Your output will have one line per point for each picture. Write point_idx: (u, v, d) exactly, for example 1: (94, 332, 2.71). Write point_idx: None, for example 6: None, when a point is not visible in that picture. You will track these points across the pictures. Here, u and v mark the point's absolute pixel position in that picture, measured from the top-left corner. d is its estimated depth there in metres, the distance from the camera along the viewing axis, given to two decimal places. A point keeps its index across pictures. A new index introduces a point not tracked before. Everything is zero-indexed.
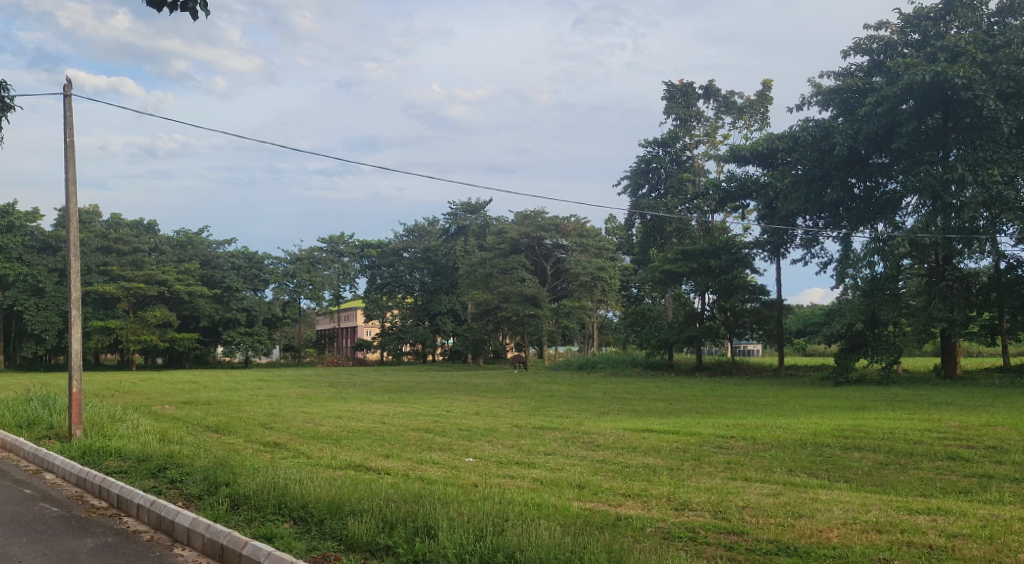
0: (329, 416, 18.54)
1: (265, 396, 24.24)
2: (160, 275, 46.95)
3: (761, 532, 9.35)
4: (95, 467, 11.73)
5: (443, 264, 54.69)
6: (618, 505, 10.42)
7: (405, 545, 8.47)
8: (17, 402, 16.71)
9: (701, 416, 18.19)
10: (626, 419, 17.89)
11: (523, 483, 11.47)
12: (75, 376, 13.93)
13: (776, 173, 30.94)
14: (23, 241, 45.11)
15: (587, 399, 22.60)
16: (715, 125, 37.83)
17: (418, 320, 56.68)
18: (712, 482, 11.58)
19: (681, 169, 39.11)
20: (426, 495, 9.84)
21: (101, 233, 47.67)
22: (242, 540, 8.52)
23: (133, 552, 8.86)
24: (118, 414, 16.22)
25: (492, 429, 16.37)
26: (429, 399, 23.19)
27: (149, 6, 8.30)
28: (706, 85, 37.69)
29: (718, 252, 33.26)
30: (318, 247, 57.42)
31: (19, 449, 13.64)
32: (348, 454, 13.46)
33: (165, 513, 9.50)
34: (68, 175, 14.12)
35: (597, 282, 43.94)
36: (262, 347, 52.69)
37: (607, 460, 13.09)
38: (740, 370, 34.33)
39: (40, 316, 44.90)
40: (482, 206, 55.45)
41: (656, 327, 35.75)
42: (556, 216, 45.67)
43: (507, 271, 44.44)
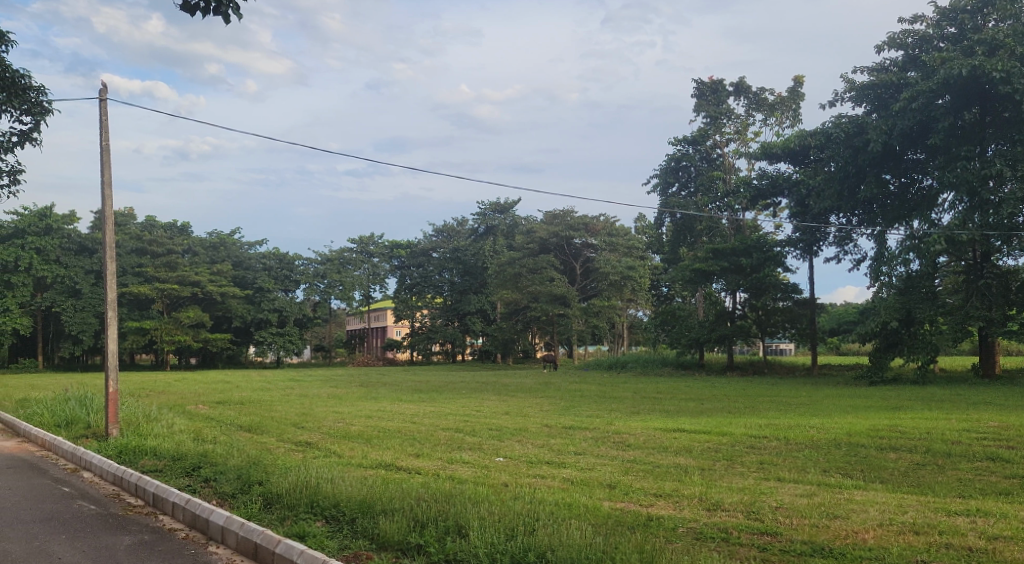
0: (359, 416, 18.60)
1: (296, 395, 24.44)
2: (193, 275, 47.70)
3: (795, 533, 9.26)
4: (131, 467, 11.86)
5: (472, 264, 54.75)
6: (649, 505, 10.37)
7: (436, 544, 8.48)
8: (55, 402, 17.00)
9: (733, 416, 18.02)
10: (657, 419, 17.77)
11: (553, 483, 11.45)
12: (110, 376, 14.10)
13: (809, 170, 30.58)
14: (60, 244, 45.90)
15: (617, 399, 22.49)
16: (746, 123, 37.52)
17: (447, 320, 56.85)
18: (745, 482, 11.50)
19: (712, 167, 38.88)
20: (457, 495, 9.85)
21: (136, 234, 48.32)
22: (275, 538, 8.59)
23: (169, 550, 8.96)
24: (153, 414, 16.41)
25: (522, 429, 16.32)
26: (459, 398, 23.21)
27: (182, 11, 8.39)
28: (736, 82, 37.38)
29: (749, 251, 33.00)
30: (348, 248, 57.75)
31: (57, 448, 13.84)
32: (379, 454, 13.47)
33: (200, 511, 9.61)
34: (104, 177, 14.32)
35: (627, 282, 43.70)
36: (294, 347, 53.12)
37: (638, 460, 13.02)
38: (772, 369, 34.00)
39: (77, 317, 45.63)
40: (511, 206, 55.36)
41: (686, 326, 35.49)
42: (585, 215, 45.62)
43: (536, 271, 44.47)
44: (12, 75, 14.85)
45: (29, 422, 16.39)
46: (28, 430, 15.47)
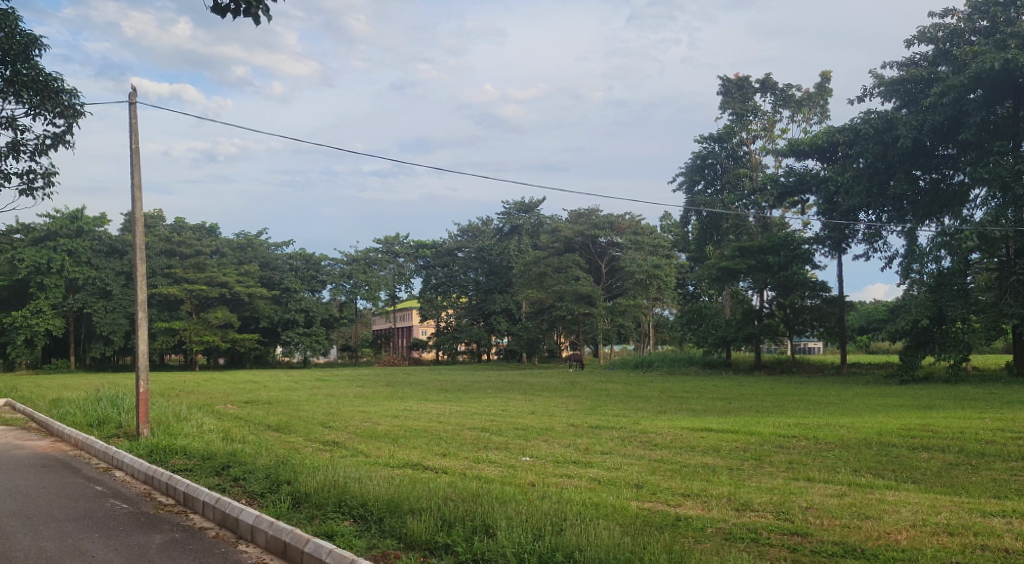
0: (386, 416, 18.66)
1: (324, 396, 24.52)
2: (221, 277, 48.22)
3: (826, 534, 9.16)
4: (162, 466, 12.00)
5: (498, 264, 54.74)
6: (677, 505, 10.31)
7: (463, 544, 8.48)
8: (88, 402, 17.25)
9: (761, 415, 17.79)
10: (685, 418, 17.65)
11: (580, 483, 11.41)
12: (141, 376, 14.26)
13: (837, 167, 30.26)
14: (91, 246, 46.49)
15: (643, 399, 22.20)
16: (773, 120, 37.20)
17: (473, 320, 56.90)
18: (774, 482, 11.41)
19: (738, 164, 38.65)
20: (484, 495, 9.85)
21: (165, 236, 48.87)
22: (304, 537, 8.64)
23: (200, 548, 9.04)
24: (183, 414, 16.57)
25: (548, 429, 16.26)
26: (485, 399, 23.05)
27: (212, 13, 8.45)
28: (762, 79, 37.08)
29: (776, 249, 32.70)
30: (373, 248, 57.96)
31: (90, 448, 14.01)
32: (406, 453, 13.49)
33: (230, 509, 9.68)
34: (134, 180, 14.48)
35: (653, 281, 43.33)
36: (321, 348, 53.44)
37: (665, 460, 12.93)
38: (800, 368, 33.68)
39: (108, 318, 46.26)
40: (536, 205, 55.21)
41: (713, 325, 35.22)
42: (610, 214, 45.42)
43: (561, 270, 44.45)
44: (46, 77, 15.01)
45: (62, 421, 16.62)
46: (61, 430, 15.67)
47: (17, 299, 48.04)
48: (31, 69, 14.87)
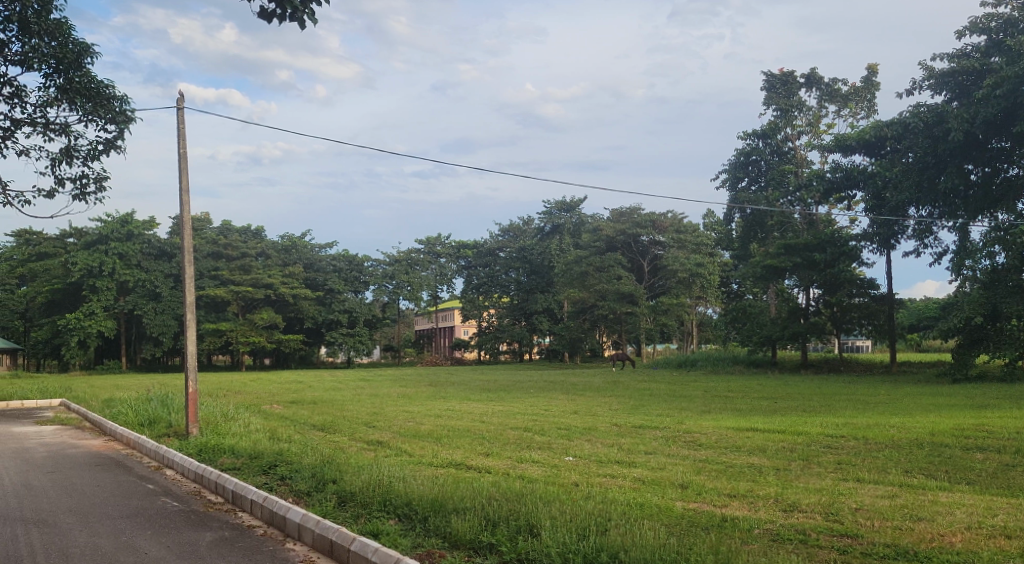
0: (429, 416, 18.80)
1: (367, 396, 24.76)
2: (266, 278, 48.91)
3: (876, 536, 9.00)
4: (211, 465, 12.19)
5: (539, 263, 54.70)
6: (723, 506, 10.20)
7: (508, 544, 8.47)
8: (139, 402, 17.60)
9: (808, 415, 17.55)
10: (731, 418, 17.47)
11: (624, 483, 11.35)
12: (190, 376, 14.47)
13: (885, 162, 29.76)
14: (141, 248, 47.40)
15: (687, 398, 22.01)
16: (819, 115, 36.64)
17: (515, 319, 56.97)
18: (822, 483, 11.23)
19: (783, 161, 38.15)
20: (528, 495, 9.85)
21: (213, 239, 49.82)
22: (350, 536, 8.71)
23: (248, 546, 9.16)
24: (231, 414, 16.85)
25: (591, 428, 16.22)
26: (527, 399, 23.02)
27: (258, 18, 8.54)
28: (807, 73, 36.52)
29: (823, 246, 32.19)
30: (415, 249, 58.22)
31: (141, 447, 14.26)
32: (450, 452, 13.56)
33: (277, 508, 9.80)
34: (182, 184, 14.72)
35: (696, 279, 43.17)
36: (364, 348, 53.89)
37: (710, 460, 12.82)
38: (848, 367, 33.15)
39: (157, 320, 47.19)
40: (578, 203, 54.97)
41: (758, 324, 34.78)
42: (652, 212, 45.08)
43: (603, 269, 44.30)
44: (97, 85, 15.25)
45: (114, 421, 16.98)
46: (114, 430, 16.01)
47: (71, 302, 49.17)
48: (84, 76, 15.06)
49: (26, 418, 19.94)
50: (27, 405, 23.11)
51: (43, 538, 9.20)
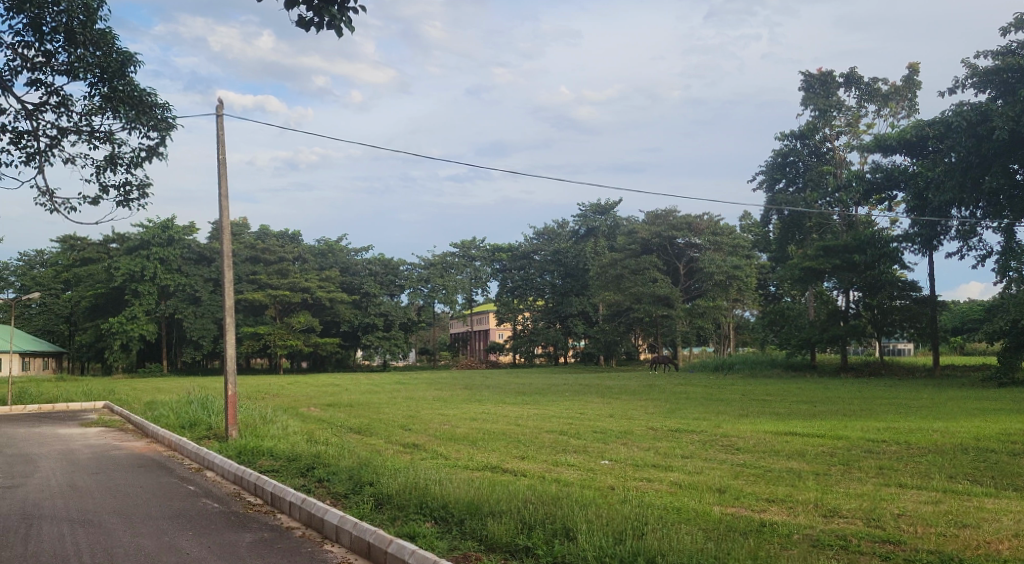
0: (465, 418, 18.90)
1: (403, 399, 24.87)
2: (303, 282, 49.37)
3: (920, 542, 8.86)
4: (250, 466, 12.32)
5: (574, 266, 54.67)
6: (761, 510, 10.10)
7: (544, 547, 8.44)
8: (180, 405, 17.84)
9: (848, 419, 17.29)
10: (769, 422, 17.30)
11: (661, 487, 11.27)
12: (229, 380, 14.63)
13: (928, 162, 29.25)
14: (181, 254, 48.07)
15: (724, 402, 21.86)
16: (858, 115, 36.15)
17: (549, 322, 56.91)
18: (863, 488, 11.07)
19: (821, 161, 37.68)
20: (563, 498, 9.80)
21: (250, 243, 50.38)
22: (387, 538, 8.75)
23: (287, 547, 9.24)
24: (270, 416, 17.05)
25: (627, 432, 16.17)
26: (562, 402, 23.02)
27: (297, 26, 8.60)
28: (847, 73, 36.07)
29: (863, 247, 31.81)
30: (450, 252, 58.29)
31: (182, 449, 14.51)
32: (485, 455, 13.61)
33: (315, 510, 9.89)
34: (221, 190, 14.92)
35: (733, 282, 42.88)
36: (400, 351, 54.11)
37: (749, 464, 12.69)
38: (890, 371, 32.60)
39: (197, 324, 47.59)
40: (612, 206, 54.80)
41: (796, 327, 34.36)
42: (688, 215, 44.88)
43: (638, 272, 44.10)
44: None
45: (156, 423, 17.27)
46: (155, 432, 16.28)
47: (114, 306, 50.06)
48: None
49: (71, 419, 20.40)
50: (72, 407, 23.63)
51: (88, 537, 9.38)
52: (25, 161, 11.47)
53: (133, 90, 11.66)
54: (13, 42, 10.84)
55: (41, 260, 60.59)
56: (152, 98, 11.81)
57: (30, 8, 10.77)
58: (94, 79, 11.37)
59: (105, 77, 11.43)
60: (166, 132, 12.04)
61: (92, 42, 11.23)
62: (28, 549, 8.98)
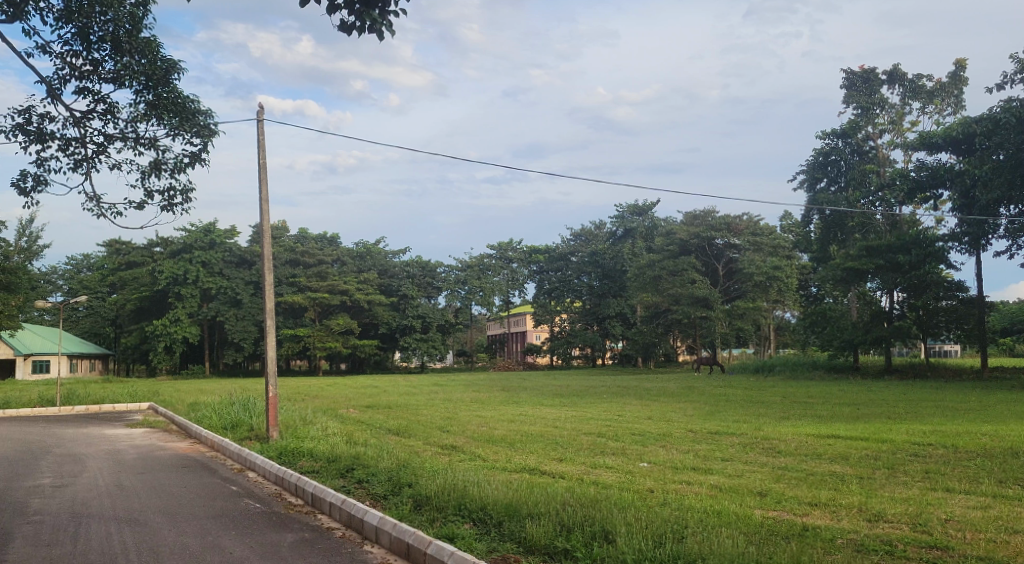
0: (503, 420, 18.91)
1: (441, 400, 24.94)
2: (342, 284, 49.78)
3: (969, 548, 8.67)
4: (291, 467, 12.44)
5: (611, 268, 54.46)
6: (804, 514, 9.96)
7: (583, 549, 8.38)
8: (222, 406, 18.11)
9: (893, 422, 16.96)
10: (811, 425, 17.05)
11: (701, 490, 11.15)
12: (270, 381, 14.77)
13: (975, 160, 28.69)
14: (222, 257, 48.72)
15: (765, 404, 21.65)
16: (903, 112, 35.49)
17: (587, 324, 56.87)
18: (909, 492, 10.86)
19: (864, 160, 37.08)
20: (602, 501, 9.73)
21: (290, 247, 50.94)
22: (427, 539, 8.76)
23: (328, 547, 9.31)
24: (310, 418, 17.21)
25: (667, 434, 16.08)
26: (601, 403, 22.94)
27: (339, 31, 8.66)
28: (890, 70, 35.49)
29: (907, 247, 31.26)
30: (487, 254, 58.33)
31: (224, 449, 14.71)
32: (523, 457, 13.62)
33: (355, 511, 9.94)
34: (261, 194, 15.08)
35: (773, 282, 42.34)
36: (437, 353, 54.29)
37: (790, 467, 12.53)
38: (936, 373, 32.05)
39: (238, 326, 48.02)
40: (650, 206, 54.40)
41: (839, 328, 33.82)
42: (727, 215, 44.45)
43: (676, 273, 43.83)
44: None
45: (199, 424, 17.54)
46: (198, 433, 16.50)
47: (157, 308, 50.87)
48: None
49: (116, 420, 20.80)
50: (120, 407, 24.13)
51: (135, 536, 9.51)
52: (73, 168, 11.61)
53: (177, 98, 11.79)
54: (62, 51, 11.03)
55: (88, 264, 61.91)
56: (195, 105, 11.93)
57: (79, 17, 10.93)
58: (139, 87, 11.51)
59: (150, 85, 11.57)
60: (209, 138, 12.12)
61: (138, 50, 11.34)
62: (77, 547, 9.14)
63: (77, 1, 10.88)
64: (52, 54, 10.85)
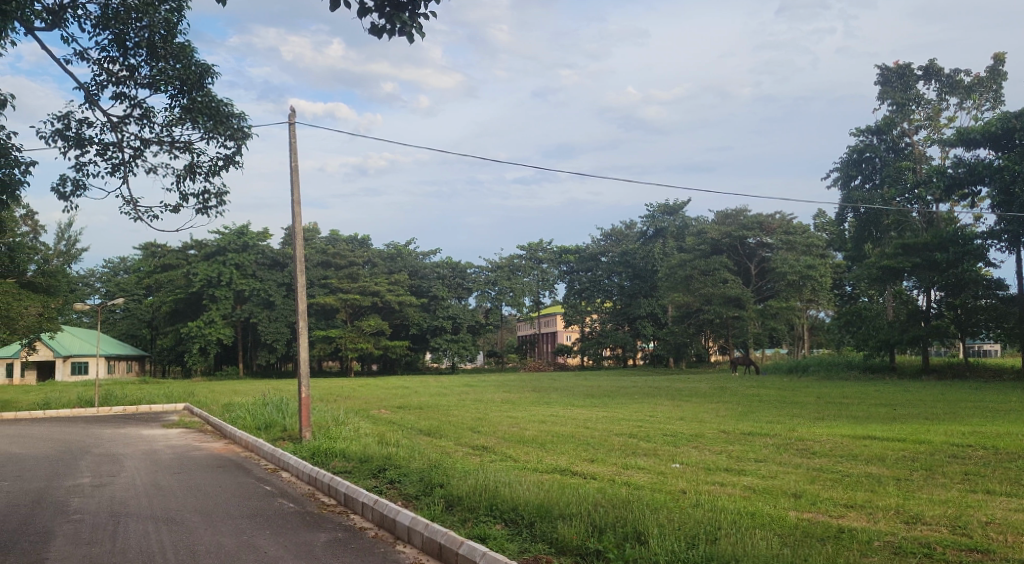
0: (533, 421, 18.88)
1: (471, 400, 25.00)
2: (373, 286, 50.04)
3: (1010, 552, 8.49)
4: (324, 467, 12.51)
5: (642, 268, 54.14)
6: (839, 516, 9.84)
7: (615, 551, 8.30)
8: (256, 406, 18.31)
9: (929, 423, 16.69)
10: (846, 425, 16.82)
11: (734, 491, 11.04)
12: (302, 382, 14.86)
13: (1014, 155, 28.19)
14: (255, 259, 49.21)
15: (799, 404, 21.45)
16: (939, 108, 35.00)
17: (618, 324, 56.58)
18: (948, 495, 10.66)
19: (899, 157, 36.56)
20: (634, 502, 9.67)
21: (322, 249, 51.33)
22: (458, 539, 8.76)
23: (360, 547, 9.34)
24: (341, 418, 17.34)
25: (699, 434, 15.98)
26: (632, 403, 22.85)
27: (370, 34, 8.69)
28: (926, 65, 34.97)
29: (944, 245, 30.68)
30: (517, 255, 58.29)
31: (258, 449, 14.85)
32: (554, 458, 13.60)
33: (387, 511, 9.97)
34: (294, 196, 15.20)
35: (807, 282, 41.83)
36: (468, 354, 54.38)
37: (825, 468, 12.39)
38: (975, 373, 31.48)
39: (271, 327, 48.48)
40: (681, 206, 54.00)
41: (874, 327, 33.35)
42: (759, 214, 44.05)
43: (708, 273, 43.67)
44: None
45: (233, 424, 17.73)
46: (233, 433, 16.66)
47: (192, 311, 51.54)
48: None
49: (153, 420, 21.06)
50: (156, 407, 24.51)
51: (172, 535, 9.61)
52: (111, 172, 11.76)
53: (211, 101, 11.80)
54: (99, 57, 11.18)
55: (124, 267, 62.88)
56: (229, 108, 11.90)
57: (115, 24, 11.10)
58: (174, 91, 11.59)
59: (184, 89, 11.63)
60: (243, 141, 12.12)
61: (173, 55, 11.45)
62: (115, 546, 9.26)
63: (114, 8, 11.06)
64: (90, 60, 11.01)
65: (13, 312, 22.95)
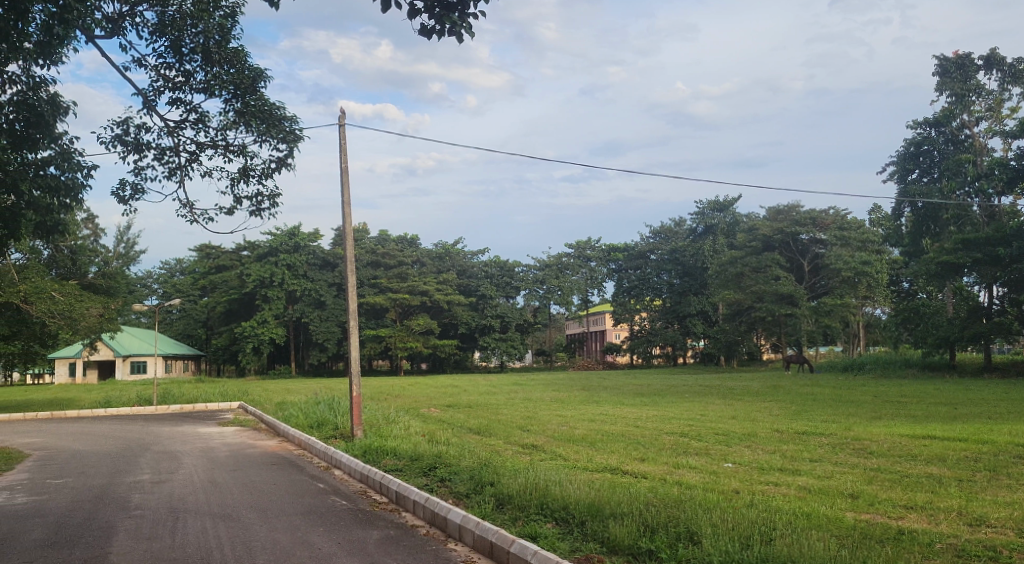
0: (584, 420, 18.71)
1: (521, 400, 24.87)
2: (422, 285, 50.36)
3: None
4: (375, 466, 12.58)
5: (692, 265, 53.62)
6: (899, 517, 9.59)
7: (668, 551, 8.22)
8: (308, 405, 18.46)
9: (993, 423, 16.19)
10: (905, 425, 16.38)
11: (789, 491, 10.85)
12: (353, 381, 14.96)
13: None
14: (307, 260, 49.84)
15: (855, 403, 20.92)
16: (1001, 99, 33.94)
17: (668, 322, 56.06)
18: (1013, 496, 10.34)
19: (959, 149, 35.59)
20: (686, 502, 9.55)
21: (371, 249, 51.87)
22: (509, 538, 8.74)
23: (412, 544, 9.38)
24: (392, 416, 17.42)
25: (751, 434, 15.73)
26: (683, 403, 22.49)
27: (419, 35, 8.71)
28: (986, 55, 34.01)
29: (1008, 240, 29.74)
30: (566, 253, 57.97)
31: (311, 448, 14.97)
32: (604, 457, 13.46)
33: (438, 509, 10.00)
34: (344, 197, 15.33)
35: (863, 278, 41.00)
36: (517, 352, 54.30)
37: (884, 468, 12.11)
38: None
39: (323, 327, 49.29)
40: (732, 202, 53.20)
41: (933, 325, 32.49)
42: (812, 209, 43.25)
43: (760, 270, 43.15)
44: None
45: (286, 423, 17.92)
46: (287, 432, 16.82)
47: (245, 311, 52.41)
48: None
49: (209, 419, 21.34)
50: (211, 407, 24.85)
51: (228, 531, 9.75)
52: (168, 176, 11.93)
53: (264, 105, 11.91)
54: (157, 64, 11.40)
55: (181, 268, 64.14)
56: (282, 111, 12.01)
57: (172, 30, 11.33)
58: (229, 95, 11.73)
59: (239, 94, 11.76)
60: (294, 144, 12.19)
61: (227, 60, 11.60)
62: (174, 540, 9.43)
63: (170, 14, 11.30)
64: (148, 67, 11.21)
65: (76, 313, 23.45)
